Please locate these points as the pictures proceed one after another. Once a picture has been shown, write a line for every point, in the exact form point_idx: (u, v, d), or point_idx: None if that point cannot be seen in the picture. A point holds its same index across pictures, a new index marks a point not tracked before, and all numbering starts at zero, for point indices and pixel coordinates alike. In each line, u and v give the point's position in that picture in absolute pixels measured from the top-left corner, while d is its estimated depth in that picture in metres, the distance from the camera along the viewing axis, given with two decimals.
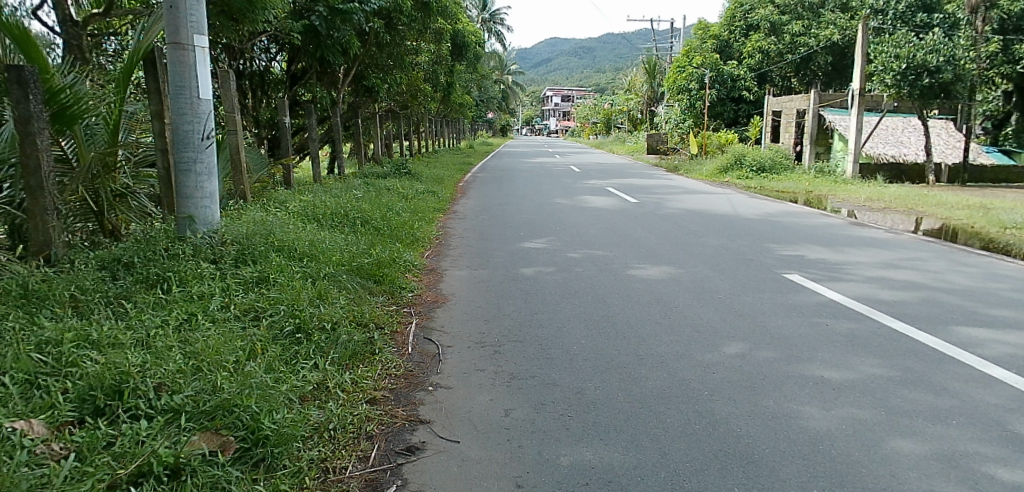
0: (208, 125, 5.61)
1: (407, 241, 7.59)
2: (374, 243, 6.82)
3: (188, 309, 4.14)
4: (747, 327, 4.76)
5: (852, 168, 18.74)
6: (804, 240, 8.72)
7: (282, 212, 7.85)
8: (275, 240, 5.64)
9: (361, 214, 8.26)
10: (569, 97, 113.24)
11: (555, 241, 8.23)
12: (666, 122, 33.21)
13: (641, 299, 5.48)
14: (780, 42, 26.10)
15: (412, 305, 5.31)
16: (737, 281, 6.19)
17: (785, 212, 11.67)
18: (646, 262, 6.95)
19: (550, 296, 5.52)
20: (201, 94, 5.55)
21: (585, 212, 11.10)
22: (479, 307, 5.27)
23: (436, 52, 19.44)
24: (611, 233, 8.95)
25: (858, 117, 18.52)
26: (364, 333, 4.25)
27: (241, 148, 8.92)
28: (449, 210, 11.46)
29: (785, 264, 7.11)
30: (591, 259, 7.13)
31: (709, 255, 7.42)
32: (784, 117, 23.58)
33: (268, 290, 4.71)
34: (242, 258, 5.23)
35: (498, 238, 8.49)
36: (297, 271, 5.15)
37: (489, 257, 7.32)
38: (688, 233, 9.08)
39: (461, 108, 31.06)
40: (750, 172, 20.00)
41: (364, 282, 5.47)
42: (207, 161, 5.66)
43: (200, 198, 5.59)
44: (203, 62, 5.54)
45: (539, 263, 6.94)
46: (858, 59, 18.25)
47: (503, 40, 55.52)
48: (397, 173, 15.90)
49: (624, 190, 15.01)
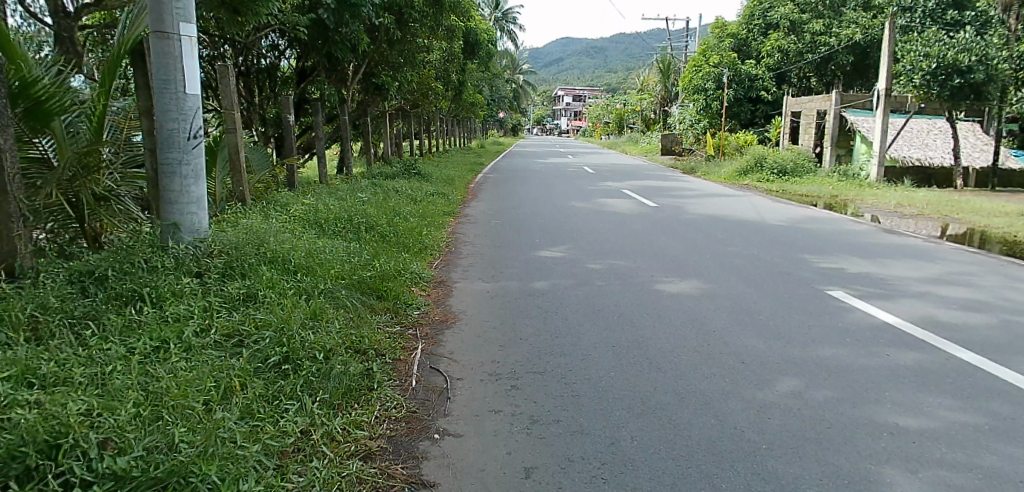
0: (195, 124, 5.07)
1: (414, 249, 7.05)
2: (379, 252, 6.29)
3: (160, 335, 3.61)
4: (797, 356, 4.19)
5: (877, 172, 18.08)
6: (841, 250, 8.12)
7: (280, 216, 7.33)
8: (269, 250, 5.12)
9: (366, 218, 7.74)
10: (581, 97, 112.52)
11: (573, 250, 7.66)
12: (681, 122, 32.52)
13: (674, 320, 4.92)
14: (800, 41, 25.38)
15: (418, 325, 4.76)
16: (776, 299, 5.61)
17: (814, 218, 11.05)
18: (673, 275, 6.38)
19: (571, 316, 4.96)
20: (188, 89, 5.02)
21: (603, 217, 10.51)
22: (493, 328, 4.72)
23: (447, 50, 18.89)
24: (633, 241, 8.39)
25: (884, 118, 17.85)
26: (360, 363, 3.71)
27: (240, 147, 8.40)
28: (460, 213, 10.94)
29: (824, 279, 6.52)
30: (613, 271, 6.57)
31: (740, 268, 6.83)
32: (804, 118, 22.88)
33: (255, 310, 4.18)
34: (229, 272, 4.69)
35: (512, 246, 7.93)
36: (291, 286, 4.63)
37: (504, 268, 6.77)
38: (715, 241, 8.51)
39: (472, 107, 30.55)
40: (771, 174, 19.35)
41: (365, 298, 4.94)
42: (195, 163, 5.12)
43: (186, 203, 5.06)
44: (190, 53, 5.00)
45: (558, 275, 6.39)
46: (885, 58, 17.67)
47: (516, 39, 55.04)
48: (406, 174, 15.40)
49: (642, 193, 14.43)
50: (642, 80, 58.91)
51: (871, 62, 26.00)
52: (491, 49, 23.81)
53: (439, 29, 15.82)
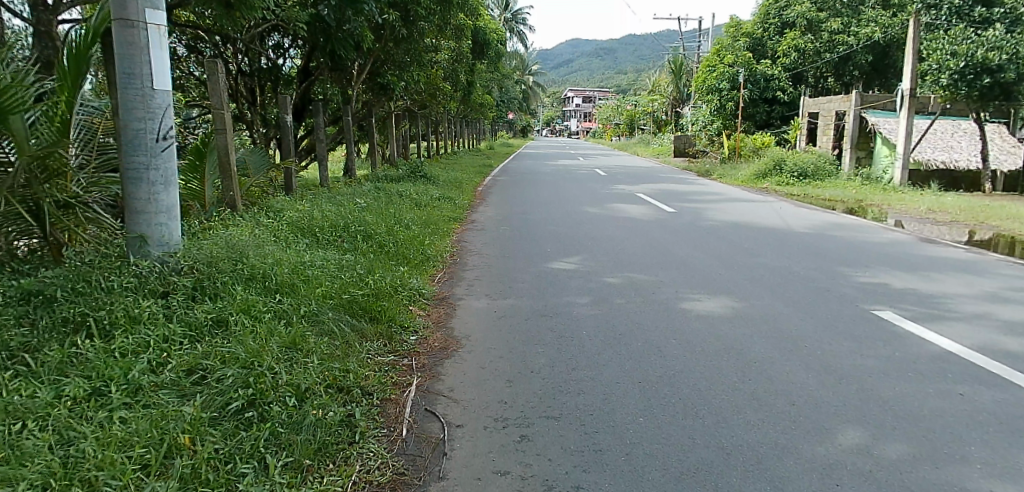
0: (165, 123, 4.46)
1: (414, 261, 6.46)
2: (375, 266, 5.71)
3: (100, 372, 3.05)
4: (858, 399, 3.58)
5: (901, 175, 17.36)
6: (880, 262, 7.47)
7: (271, 224, 6.79)
8: (249, 265, 4.55)
9: (364, 226, 7.17)
10: (590, 98, 111.55)
11: (588, 261, 7.05)
12: (693, 124, 31.79)
13: (708, 349, 4.32)
14: (817, 40, 24.85)
15: (415, 353, 4.17)
16: (821, 322, 4.99)
17: (840, 225, 10.42)
18: (701, 293, 5.75)
19: (590, 343, 4.35)
20: (156, 84, 4.40)
21: (618, 224, 9.89)
22: (500, 357, 4.13)
23: (456, 49, 18.32)
24: (652, 250, 7.77)
25: (908, 119, 17.13)
26: (341, 407, 3.13)
27: (230, 149, 7.80)
28: (466, 219, 10.35)
29: (868, 297, 5.88)
30: (635, 287, 5.95)
31: (773, 284, 6.21)
32: (822, 119, 22.19)
33: (223, 341, 3.61)
34: (199, 292, 4.12)
35: (522, 257, 7.32)
36: (268, 310, 4.06)
37: (513, 283, 6.16)
38: (741, 251, 7.87)
39: (481, 107, 29.93)
40: (791, 178, 18.67)
41: (356, 321, 4.36)
42: (164, 168, 4.51)
43: (154, 212, 4.45)
44: (158, 44, 4.40)
45: (573, 291, 5.79)
46: (910, 57, 16.94)
47: (525, 40, 54.43)
48: (412, 176, 14.84)
49: (658, 197, 13.81)
50: (653, 82, 58.18)
51: (890, 61, 25.36)
52: (501, 49, 23.18)
53: (446, 27, 15.28)
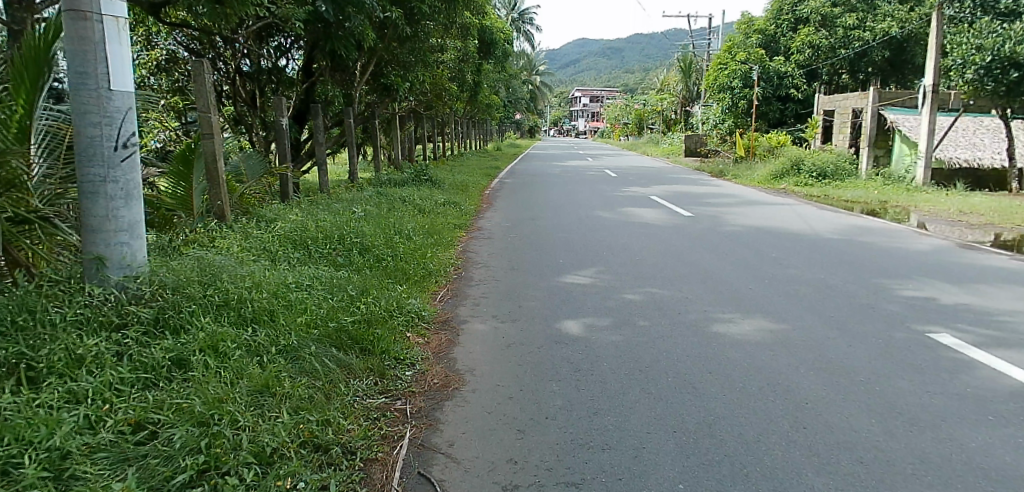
0: (125, 129, 3.89)
1: (414, 277, 5.90)
2: (371, 285, 5.15)
3: (19, 434, 2.52)
4: (937, 458, 3.03)
5: (923, 174, 16.67)
6: (922, 273, 6.89)
7: (262, 238, 6.28)
8: (221, 288, 4.01)
9: (361, 237, 6.64)
10: (598, 97, 110.70)
11: (605, 274, 6.48)
12: (705, 122, 31.02)
13: (750, 387, 3.76)
14: (832, 36, 24.15)
15: (410, 393, 3.62)
16: (875, 350, 4.40)
17: (870, 228, 9.80)
18: (732, 314, 5.18)
19: (613, 379, 3.81)
20: (113, 84, 3.83)
21: (633, 230, 9.31)
22: (508, 398, 3.59)
23: (462, 49, 17.77)
24: (673, 260, 7.20)
25: (931, 116, 16.46)
26: (314, 476, 2.61)
27: (218, 155, 7.28)
28: (472, 225, 9.79)
29: (920, 316, 5.28)
30: (659, 305, 5.38)
31: (812, 301, 5.62)
32: (838, 117, 21.56)
33: (181, 389, 3.07)
34: (160, 324, 3.57)
35: (533, 269, 6.75)
36: (238, 348, 3.50)
37: (524, 301, 5.58)
38: (769, 261, 7.31)
39: (487, 107, 29.22)
40: (810, 178, 18.02)
41: (342, 355, 3.82)
42: (126, 180, 3.94)
43: (115, 231, 3.88)
44: (116, 39, 3.82)
45: (591, 311, 5.24)
46: (934, 51, 16.26)
47: (532, 39, 53.75)
48: (416, 180, 14.32)
49: (673, 199, 13.20)
50: (661, 80, 57.49)
51: (908, 57, 24.88)
52: (508, 47, 22.61)
53: (451, 26, 14.75)
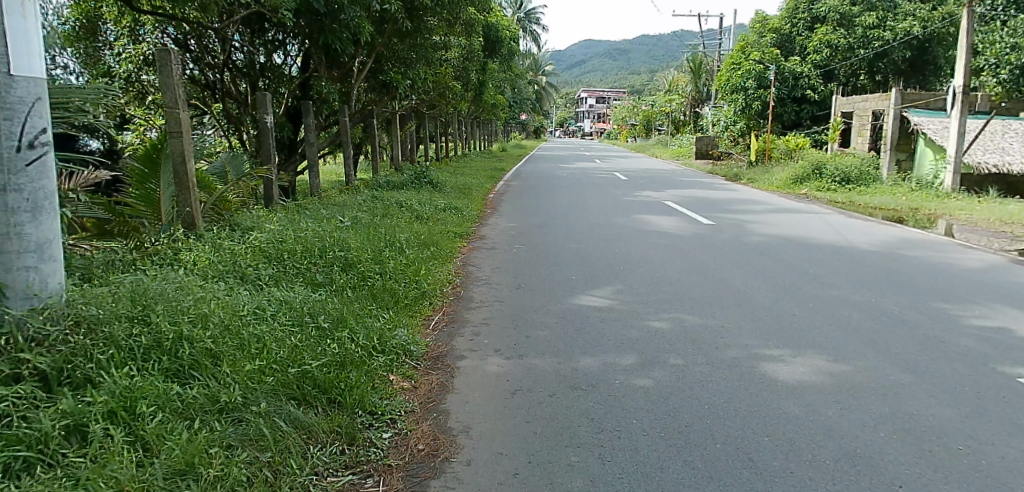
0: (32, 125, 3.08)
1: (404, 300, 5.08)
2: (350, 312, 4.33)
3: None
4: None
5: (952, 180, 15.81)
6: (985, 294, 6.08)
7: (232, 252, 5.51)
8: (154, 324, 3.18)
9: (346, 251, 5.84)
10: (604, 98, 109.34)
11: (624, 296, 5.64)
12: (715, 124, 30.05)
13: (825, 464, 2.95)
14: (850, 35, 23.35)
15: (385, 468, 2.81)
16: (962, 403, 3.62)
17: (909, 241, 8.97)
18: (782, 352, 4.34)
19: (646, 447, 3.02)
20: (14, 68, 3.02)
21: (652, 241, 8.48)
22: (512, 474, 2.78)
23: (467, 46, 16.97)
24: (700, 278, 6.37)
25: (961, 118, 15.60)
26: None
27: (189, 155, 6.57)
28: (473, 234, 8.99)
29: (1001, 352, 4.49)
30: (692, 338, 4.55)
31: (869, 334, 4.80)
32: (857, 119, 20.71)
33: (69, 475, 2.26)
34: (60, 374, 2.74)
35: (542, 288, 5.93)
36: (162, 407, 2.69)
37: (533, 330, 4.75)
38: (809, 280, 6.48)
39: (492, 107, 28.31)
40: (833, 182, 17.16)
41: (302, 412, 3.01)
42: (35, 188, 3.13)
43: (18, 253, 3.07)
44: (19, 10, 3.02)
45: (611, 343, 4.43)
46: (965, 50, 15.38)
47: (539, 39, 52.85)
48: (416, 182, 13.55)
49: (690, 205, 12.36)
50: (669, 81, 56.58)
51: (929, 57, 24.09)
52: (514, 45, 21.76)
53: (455, 22, 13.99)
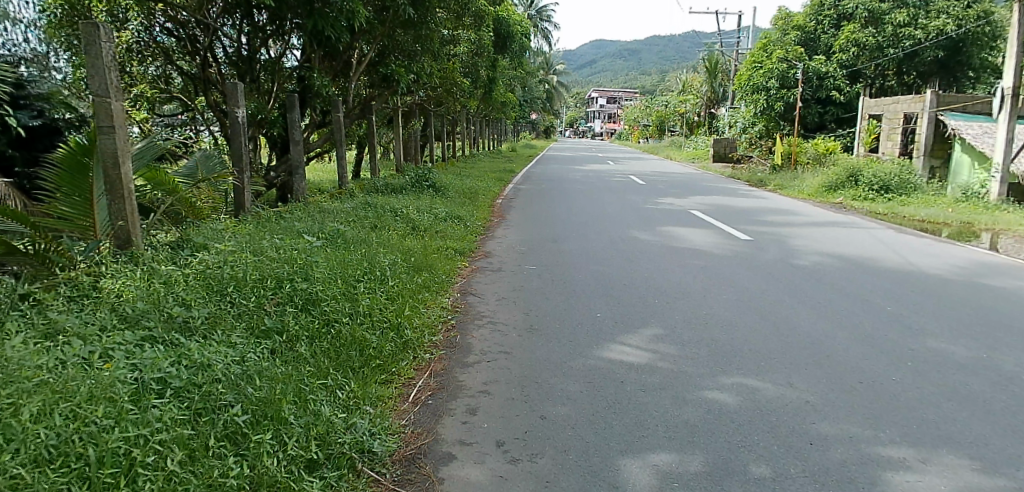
0: None
1: (377, 362, 3.79)
2: (291, 386, 3.03)
3: None
4: None
5: (999, 190, 14.29)
6: None
7: (168, 283, 4.25)
8: None
9: (310, 282, 4.56)
10: (616, 97, 107.40)
11: (667, 347, 4.35)
12: (733, 126, 28.50)
13: None
14: (880, 33, 21.84)
15: None
16: None
17: (984, 265, 7.65)
18: (905, 453, 3.04)
19: None
20: None
21: (687, 261, 7.16)
22: None
23: (474, 40, 15.58)
24: (759, 319, 5.05)
25: (1010, 122, 14.08)
26: None
27: (123, 155, 5.27)
28: (477, 250, 7.71)
29: None
30: (772, 424, 3.25)
31: (1009, 417, 3.49)
32: (886, 122, 19.23)
33: None
34: None
35: (561, 332, 4.65)
36: None
37: (552, 403, 3.46)
38: (893, 322, 5.15)
39: (501, 106, 26.86)
40: (870, 191, 15.73)
41: None
42: None
43: None
44: None
45: (659, 434, 3.13)
46: (1017, 48, 13.89)
47: (550, 37, 51.34)
48: (415, 185, 12.27)
49: (722, 215, 11.02)
50: (683, 80, 55.12)
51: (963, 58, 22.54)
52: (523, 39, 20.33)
53: (461, 11, 12.65)
